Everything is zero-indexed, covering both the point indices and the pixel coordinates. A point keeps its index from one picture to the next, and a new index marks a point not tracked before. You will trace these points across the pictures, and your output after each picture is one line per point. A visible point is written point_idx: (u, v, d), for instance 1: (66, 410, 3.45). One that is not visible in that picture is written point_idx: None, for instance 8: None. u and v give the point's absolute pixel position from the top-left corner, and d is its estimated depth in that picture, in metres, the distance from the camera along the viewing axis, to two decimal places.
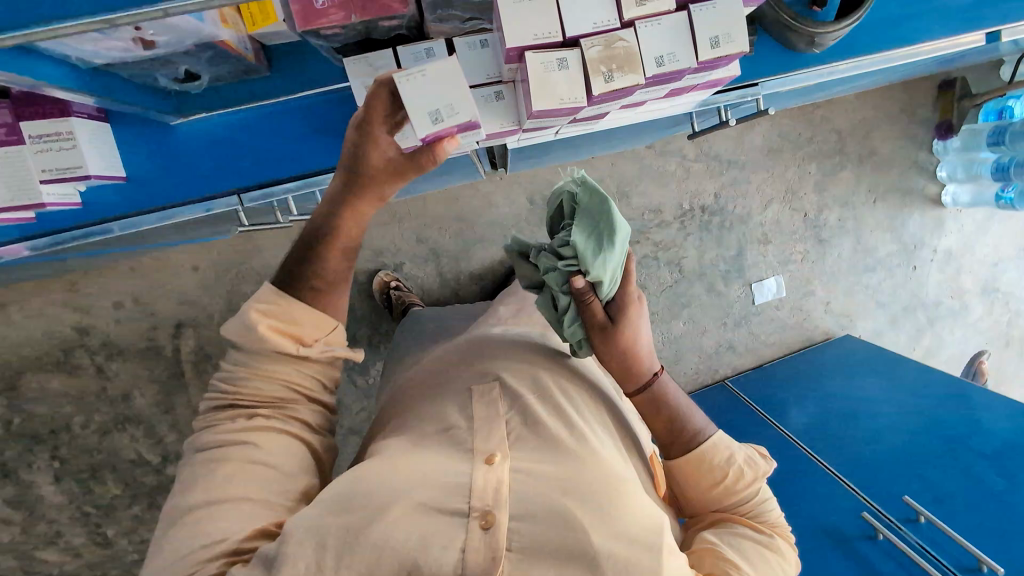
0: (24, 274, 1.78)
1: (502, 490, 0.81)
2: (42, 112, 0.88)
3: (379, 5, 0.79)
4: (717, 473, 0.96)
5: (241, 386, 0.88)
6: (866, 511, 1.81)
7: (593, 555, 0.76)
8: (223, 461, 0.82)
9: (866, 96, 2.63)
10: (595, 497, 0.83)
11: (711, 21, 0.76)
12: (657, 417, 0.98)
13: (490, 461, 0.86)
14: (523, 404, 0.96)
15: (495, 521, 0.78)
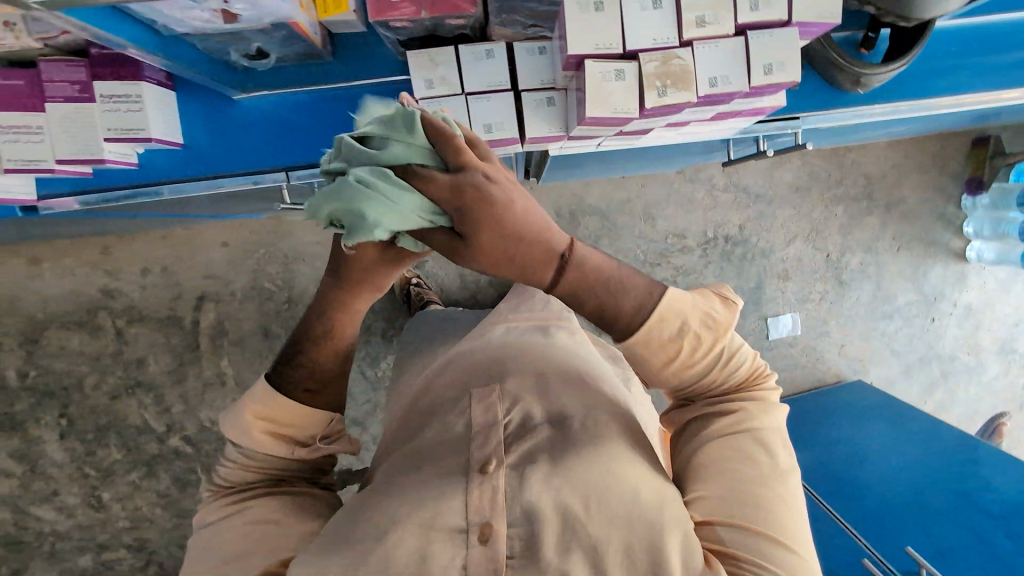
0: (63, 230, 1.83)
1: (499, 498, 0.86)
2: (116, 74, 0.92)
3: (448, 5, 0.84)
4: (676, 352, 0.86)
5: (239, 476, 0.96)
6: (867, 558, 1.76)
7: (594, 544, 0.81)
8: (228, 532, 0.90)
9: (899, 144, 2.64)
10: (591, 484, 0.86)
11: (766, 49, 0.78)
12: (590, 301, 0.80)
13: (485, 468, 0.90)
14: (523, 404, 1.00)
15: (493, 531, 0.83)
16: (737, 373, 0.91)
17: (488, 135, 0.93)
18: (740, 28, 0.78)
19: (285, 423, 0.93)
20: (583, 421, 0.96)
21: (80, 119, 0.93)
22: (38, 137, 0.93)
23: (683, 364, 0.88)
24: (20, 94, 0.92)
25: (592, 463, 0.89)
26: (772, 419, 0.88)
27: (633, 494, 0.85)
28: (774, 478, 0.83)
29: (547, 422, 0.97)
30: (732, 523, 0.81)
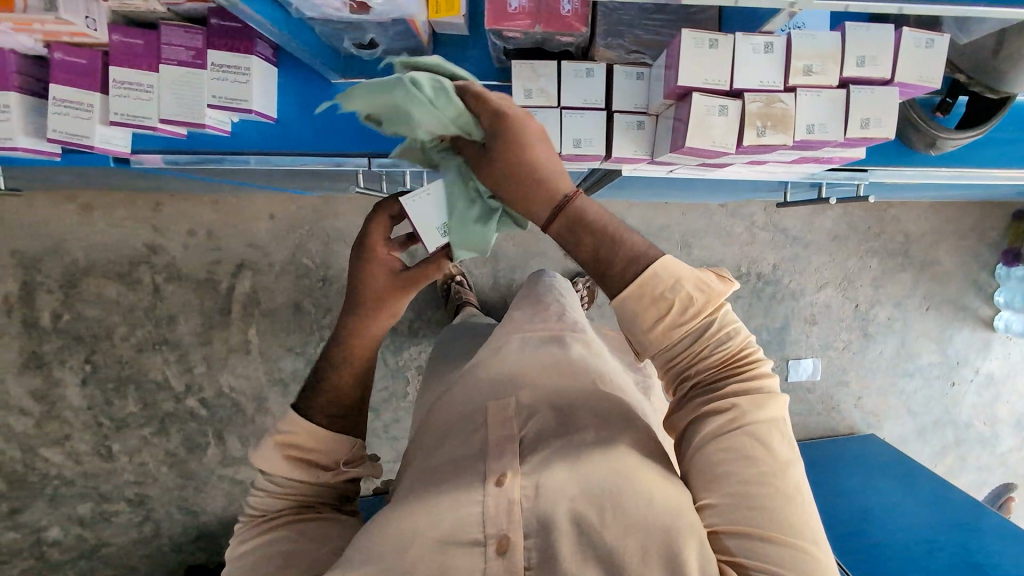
0: (124, 181, 1.85)
1: (515, 511, 0.71)
2: (230, 45, 0.96)
3: (562, 22, 0.88)
4: (664, 316, 0.68)
5: (264, 505, 0.85)
6: None
7: (611, 553, 0.67)
8: (251, 563, 0.78)
9: (941, 206, 2.66)
10: (608, 488, 0.71)
11: (865, 105, 0.81)
12: (587, 239, 0.68)
13: (499, 481, 0.74)
14: (540, 415, 0.83)
15: (511, 545, 0.69)
16: (733, 353, 0.70)
17: (575, 150, 0.95)
18: (842, 81, 0.81)
19: (307, 444, 0.83)
20: (589, 414, 0.82)
21: (189, 83, 0.97)
22: (147, 95, 0.97)
23: (672, 335, 0.69)
24: (137, 53, 0.96)
25: (606, 465, 0.73)
26: (772, 411, 0.68)
27: (649, 500, 0.69)
28: (779, 481, 0.65)
29: (553, 426, 0.81)
30: (745, 534, 0.64)
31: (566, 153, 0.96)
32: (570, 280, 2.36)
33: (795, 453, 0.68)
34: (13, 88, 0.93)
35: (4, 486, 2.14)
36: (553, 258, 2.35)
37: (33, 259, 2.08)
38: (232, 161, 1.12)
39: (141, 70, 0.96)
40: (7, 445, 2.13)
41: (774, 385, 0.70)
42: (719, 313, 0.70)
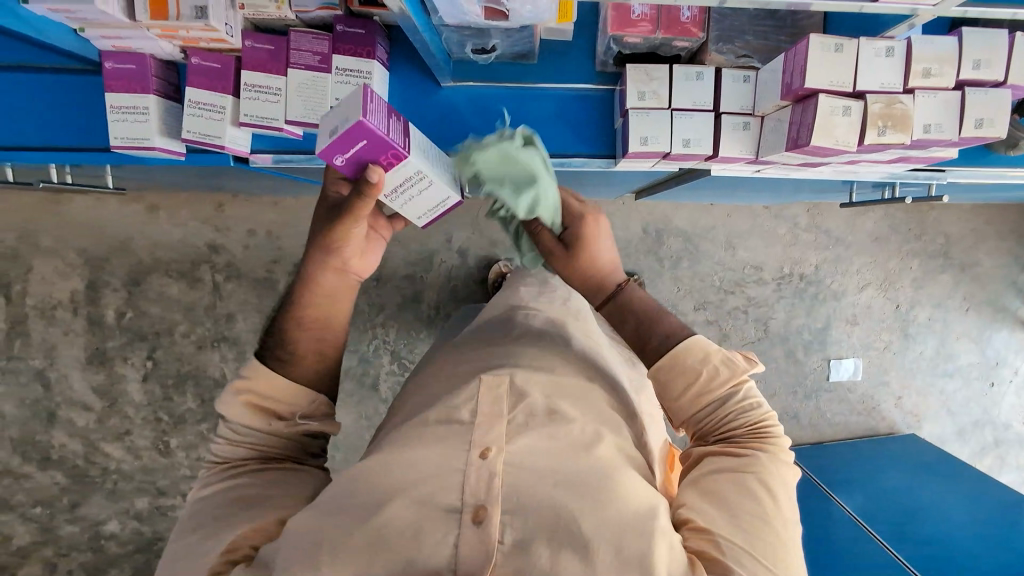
0: (195, 181, 1.85)
1: (495, 484, 0.68)
2: (352, 50, 1.01)
3: (680, 29, 0.95)
4: (690, 382, 0.81)
5: (225, 455, 0.82)
6: None
7: (585, 542, 0.64)
8: (206, 506, 0.77)
9: (982, 209, 2.68)
10: (589, 481, 0.70)
11: (980, 104, 0.84)
12: (626, 325, 0.86)
13: (483, 454, 0.71)
14: (529, 399, 0.81)
15: (487, 519, 0.65)
16: (750, 424, 0.80)
17: (684, 149, 0.99)
18: (958, 83, 0.84)
19: (272, 394, 0.81)
20: (592, 412, 0.84)
21: (315, 87, 1.01)
22: (274, 98, 1.02)
23: (697, 400, 0.82)
24: (268, 58, 1.00)
25: (587, 461, 0.73)
26: (783, 472, 0.75)
27: (625, 500, 0.69)
28: (775, 522, 0.70)
29: (542, 414, 0.79)
30: (736, 548, 0.67)
31: (675, 152, 1.00)
32: None
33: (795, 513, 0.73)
34: (152, 92, 1.00)
35: (66, 480, 2.16)
36: None
37: (99, 258, 2.10)
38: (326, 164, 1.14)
39: (270, 74, 1.01)
40: (69, 440, 2.15)
41: (787, 453, 0.77)
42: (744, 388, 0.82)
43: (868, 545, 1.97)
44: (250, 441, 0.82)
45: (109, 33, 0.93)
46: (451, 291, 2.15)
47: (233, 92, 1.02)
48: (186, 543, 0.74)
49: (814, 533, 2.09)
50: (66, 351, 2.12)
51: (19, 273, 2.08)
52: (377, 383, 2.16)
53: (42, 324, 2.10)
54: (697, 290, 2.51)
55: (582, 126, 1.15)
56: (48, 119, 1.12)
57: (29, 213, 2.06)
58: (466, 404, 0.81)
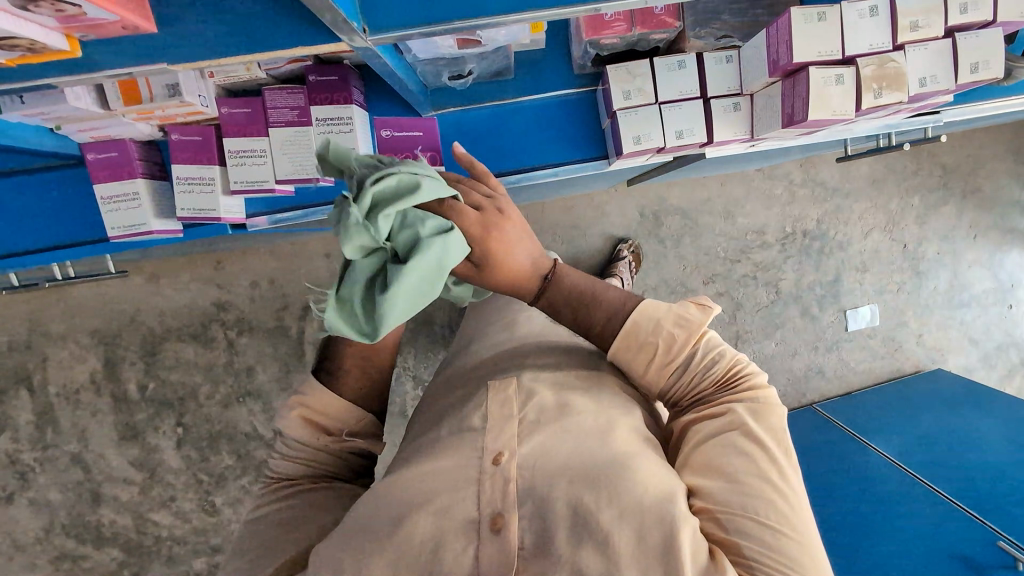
0: (188, 246, 1.82)
1: (511, 490, 0.64)
2: (330, 99, 0.99)
3: (656, 20, 0.92)
4: (651, 356, 0.77)
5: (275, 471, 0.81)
6: (1001, 540, 1.63)
7: (601, 528, 0.60)
8: (251, 525, 0.76)
9: (974, 134, 2.65)
10: (603, 468, 0.64)
11: (973, 49, 0.83)
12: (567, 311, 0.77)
13: (496, 461, 0.68)
14: (539, 396, 0.77)
15: (506, 527, 0.62)
16: (721, 374, 0.75)
17: (679, 141, 0.98)
18: (948, 30, 0.83)
19: (321, 409, 0.80)
20: (605, 396, 0.78)
21: (301, 143, 1.00)
22: (261, 160, 1.01)
23: (666, 370, 0.77)
24: (249, 122, 0.99)
25: (604, 449, 0.67)
26: (771, 421, 0.68)
27: (641, 484, 0.63)
28: (773, 472, 0.63)
29: (553, 409, 0.74)
30: (761, 523, 0.60)
31: (670, 145, 0.99)
32: (613, 247, 2.40)
33: (792, 456, 0.67)
34: (139, 175, 1.00)
35: (123, 554, 2.17)
36: (602, 249, 2.40)
37: (112, 334, 2.10)
38: (318, 214, 1.15)
39: (253, 137, 0.99)
40: (118, 515, 2.16)
41: (770, 395, 0.71)
42: (702, 343, 0.77)
43: (908, 484, 1.95)
44: (300, 462, 0.81)
45: (85, 127, 0.92)
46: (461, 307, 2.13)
47: (219, 161, 1.01)
48: (235, 568, 0.72)
49: (855, 480, 2.07)
50: (95, 431, 2.11)
51: (37, 364, 2.08)
52: (404, 410, 2.15)
53: (68, 410, 2.10)
54: (704, 264, 2.50)
55: (572, 130, 1.14)
56: (51, 214, 1.11)
57: (34, 303, 2.06)
58: (475, 411, 0.77)
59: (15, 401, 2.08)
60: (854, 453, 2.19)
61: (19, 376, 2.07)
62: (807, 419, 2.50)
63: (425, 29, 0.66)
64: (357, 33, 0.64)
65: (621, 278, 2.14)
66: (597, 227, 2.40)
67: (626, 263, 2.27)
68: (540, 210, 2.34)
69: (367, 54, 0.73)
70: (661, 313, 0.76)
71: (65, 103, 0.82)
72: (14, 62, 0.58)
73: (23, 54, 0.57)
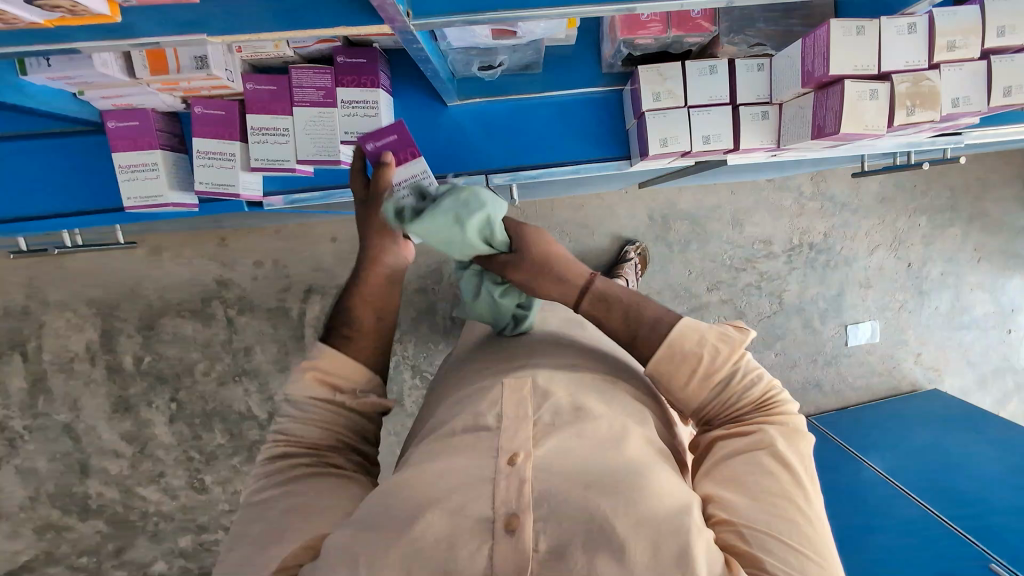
0: (195, 221, 1.81)
1: (526, 490, 0.62)
2: (357, 81, 0.98)
3: (691, 24, 0.91)
4: (693, 368, 0.76)
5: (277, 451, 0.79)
6: (992, 562, 1.65)
7: (615, 532, 0.58)
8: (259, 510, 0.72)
9: (985, 158, 2.66)
10: (620, 476, 0.63)
11: (1008, 73, 0.83)
12: (612, 318, 0.81)
13: (512, 460, 0.66)
14: (554, 398, 0.77)
15: (521, 528, 0.59)
16: (755, 397, 0.75)
17: (705, 146, 0.98)
18: (983, 52, 0.83)
19: (333, 368, 0.82)
20: (619, 402, 0.79)
21: (324, 124, 0.99)
22: (283, 138, 1.00)
23: (704, 386, 0.76)
24: (272, 99, 0.98)
25: (617, 460, 0.67)
26: (801, 447, 0.70)
27: (658, 495, 0.62)
28: (799, 495, 0.64)
29: (569, 412, 0.74)
30: (783, 539, 0.60)
31: (695, 149, 0.98)
32: (620, 248, 2.40)
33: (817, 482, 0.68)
34: (158, 147, 0.98)
35: (108, 527, 2.17)
36: (608, 250, 2.40)
37: (111, 306, 2.08)
38: (335, 197, 1.14)
39: (276, 114, 0.99)
40: (105, 488, 2.15)
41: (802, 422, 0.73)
42: (742, 362, 0.77)
43: (899, 501, 1.97)
44: (307, 441, 0.79)
45: (108, 93, 0.91)
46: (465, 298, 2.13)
47: (240, 137, 1.00)
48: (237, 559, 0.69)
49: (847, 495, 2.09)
50: (88, 402, 2.10)
51: (33, 331, 2.07)
52: (402, 399, 2.15)
53: (61, 379, 2.09)
54: (709, 271, 2.50)
55: (595, 129, 1.14)
56: (62, 184, 1.10)
57: (35, 269, 2.04)
58: (490, 411, 0.76)
59: (8, 366, 2.07)
60: (847, 469, 2.21)
61: (14, 341, 2.06)
62: None
63: (465, 17, 0.65)
64: (398, 15, 0.63)
65: (627, 281, 2.14)
66: (605, 227, 2.40)
67: (633, 266, 2.27)
68: (549, 206, 2.33)
69: (404, 37, 0.72)
70: (711, 337, 0.77)
71: (92, 68, 0.82)
72: (51, 23, 0.57)
73: (63, 14, 0.56)
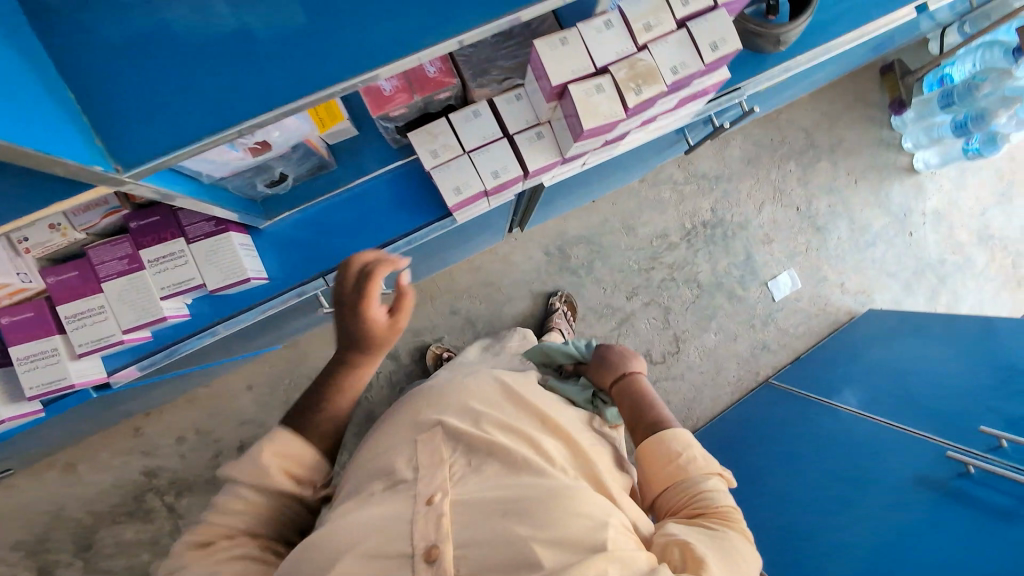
0: (93, 420, 1.76)
1: (443, 524, 0.78)
2: (158, 237, 1.00)
3: (434, 83, 0.97)
4: (669, 463, 0.96)
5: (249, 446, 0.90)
6: (950, 450, 1.59)
7: (514, 541, 0.74)
8: None
9: (819, 93, 2.85)
10: (538, 501, 0.79)
11: (708, 30, 0.93)
12: (626, 412, 1.08)
13: (429, 501, 0.81)
14: (465, 442, 0.91)
15: (440, 554, 0.74)
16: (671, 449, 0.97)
17: (497, 180, 1.03)
18: (679, 22, 0.93)
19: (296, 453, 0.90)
20: (512, 420, 0.97)
21: (137, 288, 1.01)
22: (101, 316, 1.01)
23: (668, 468, 0.96)
24: (78, 283, 0.99)
25: (542, 490, 0.81)
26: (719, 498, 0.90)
27: (574, 519, 0.78)
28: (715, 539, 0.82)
29: (479, 450, 0.90)
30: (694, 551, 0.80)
31: (491, 185, 1.04)
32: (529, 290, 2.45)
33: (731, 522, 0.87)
34: None
35: None
36: (521, 297, 2.44)
37: (40, 542, 1.95)
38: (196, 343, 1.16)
39: (86, 297, 1.00)
40: None
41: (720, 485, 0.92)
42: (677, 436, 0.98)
43: None
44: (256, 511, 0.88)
45: None
46: None
47: (57, 329, 1.00)
48: None
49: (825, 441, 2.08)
50: None
51: None
52: None
53: None
54: (622, 281, 2.57)
55: (410, 198, 1.18)
56: None
57: None
58: (402, 463, 0.89)
59: None
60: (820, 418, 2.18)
61: None
62: (763, 396, 2.51)
63: (176, 153, 0.68)
64: (108, 176, 0.65)
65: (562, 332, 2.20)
66: (510, 278, 2.45)
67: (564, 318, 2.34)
68: (449, 279, 2.37)
69: (140, 190, 0.73)
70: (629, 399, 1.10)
71: None
72: None
73: None
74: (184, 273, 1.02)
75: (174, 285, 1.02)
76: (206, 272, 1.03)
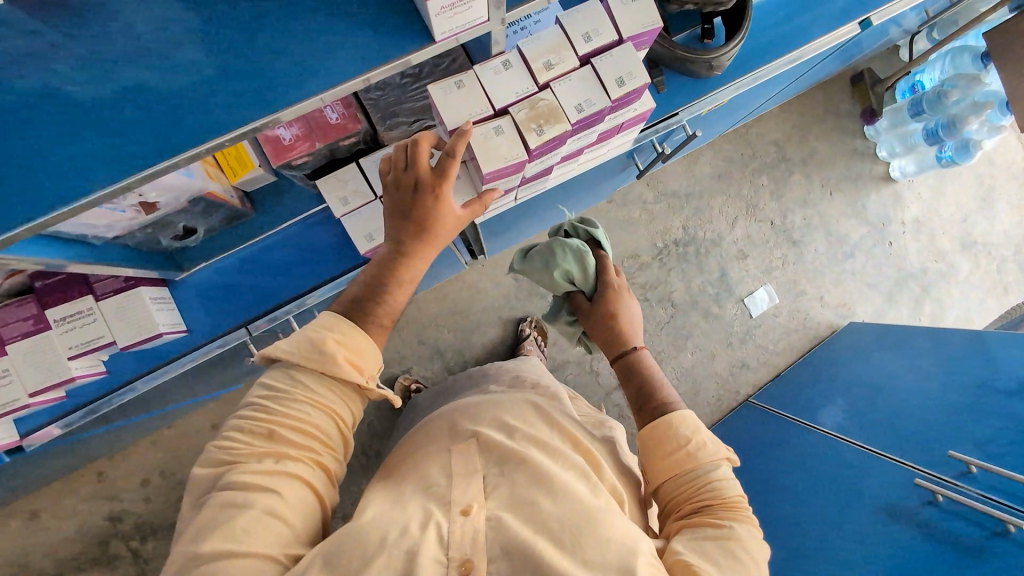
0: (48, 468, 1.73)
1: (479, 540, 0.74)
2: (65, 295, 0.98)
3: (337, 129, 0.95)
4: (674, 447, 0.90)
5: (293, 344, 0.82)
6: (918, 477, 1.51)
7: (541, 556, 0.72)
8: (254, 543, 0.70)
9: (789, 106, 2.83)
10: (581, 521, 0.76)
11: (614, 66, 0.89)
12: (631, 388, 1.02)
13: (465, 511, 0.78)
14: (499, 451, 0.88)
15: (475, 568, 0.72)
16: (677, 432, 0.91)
17: None
18: (583, 58, 0.90)
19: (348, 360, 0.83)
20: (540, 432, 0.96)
21: (41, 351, 0.98)
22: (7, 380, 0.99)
23: (673, 458, 0.90)
24: None
25: (575, 503, 0.79)
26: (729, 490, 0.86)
27: (607, 535, 0.75)
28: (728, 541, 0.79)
29: (513, 459, 0.87)
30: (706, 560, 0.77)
31: None
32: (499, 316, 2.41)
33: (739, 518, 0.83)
34: None
35: None
36: (491, 323, 2.40)
37: None
38: (118, 398, 1.13)
39: None
40: None
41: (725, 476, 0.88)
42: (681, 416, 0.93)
43: None
44: (309, 429, 0.79)
45: None
46: (369, 428, 2.08)
47: None
48: None
49: None
50: None
51: None
52: None
53: None
54: None
55: (335, 242, 1.14)
56: None
57: None
58: (437, 472, 0.87)
59: None
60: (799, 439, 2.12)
61: None
62: (742, 416, 2.45)
63: (30, 223, 0.69)
64: None
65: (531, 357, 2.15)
66: (479, 305, 2.41)
67: (531, 341, 2.29)
68: (417, 308, 2.35)
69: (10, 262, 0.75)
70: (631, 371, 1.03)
71: None
72: None
73: None
74: (94, 331, 0.99)
75: (84, 343, 0.99)
76: (118, 329, 1.00)
